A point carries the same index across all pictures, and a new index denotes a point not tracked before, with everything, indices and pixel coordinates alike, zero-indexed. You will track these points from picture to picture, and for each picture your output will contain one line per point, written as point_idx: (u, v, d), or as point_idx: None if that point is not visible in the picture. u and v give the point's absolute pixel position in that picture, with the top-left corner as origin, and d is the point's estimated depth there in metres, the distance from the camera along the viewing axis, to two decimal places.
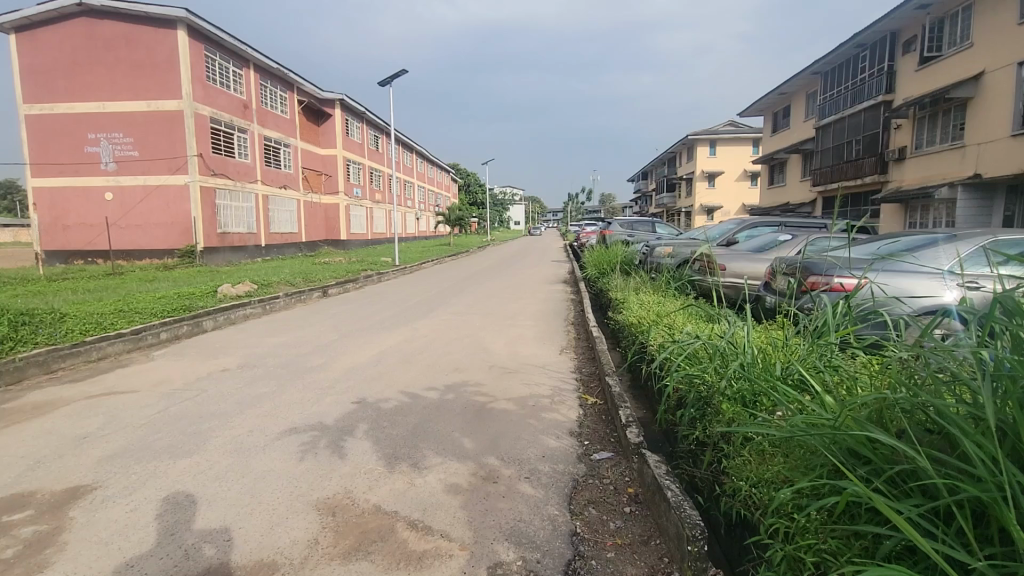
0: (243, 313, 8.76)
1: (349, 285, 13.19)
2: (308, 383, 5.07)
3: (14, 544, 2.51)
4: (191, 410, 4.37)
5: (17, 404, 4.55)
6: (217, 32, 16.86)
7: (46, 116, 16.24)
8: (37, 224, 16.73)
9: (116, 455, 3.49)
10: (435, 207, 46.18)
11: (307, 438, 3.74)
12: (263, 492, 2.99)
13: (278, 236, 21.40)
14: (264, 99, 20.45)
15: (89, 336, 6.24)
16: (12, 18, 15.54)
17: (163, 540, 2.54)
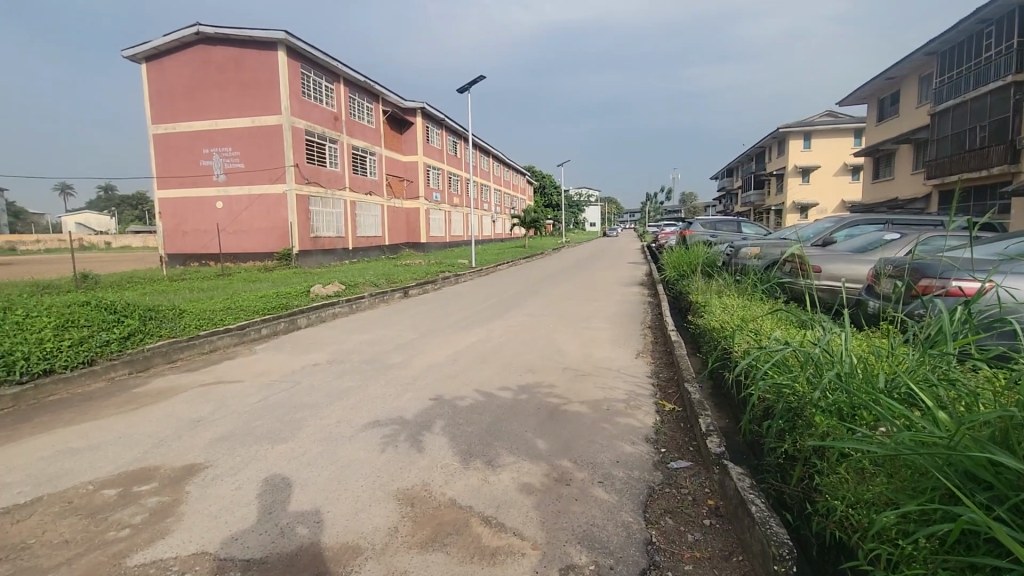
0: (332, 311, 9.38)
1: (428, 286, 13.70)
2: (390, 379, 5.33)
3: (143, 512, 2.86)
4: (286, 400, 4.75)
5: (146, 389, 5.18)
6: (311, 50, 18.21)
7: (170, 135, 18.34)
8: (162, 231, 18.92)
9: (224, 438, 3.86)
10: (511, 210, 46.74)
11: (388, 431, 3.94)
12: (349, 480, 3.18)
13: (364, 239, 22.66)
14: (353, 111, 21.77)
15: (202, 330, 6.98)
16: (143, 50, 17.69)
17: (262, 517, 2.78)
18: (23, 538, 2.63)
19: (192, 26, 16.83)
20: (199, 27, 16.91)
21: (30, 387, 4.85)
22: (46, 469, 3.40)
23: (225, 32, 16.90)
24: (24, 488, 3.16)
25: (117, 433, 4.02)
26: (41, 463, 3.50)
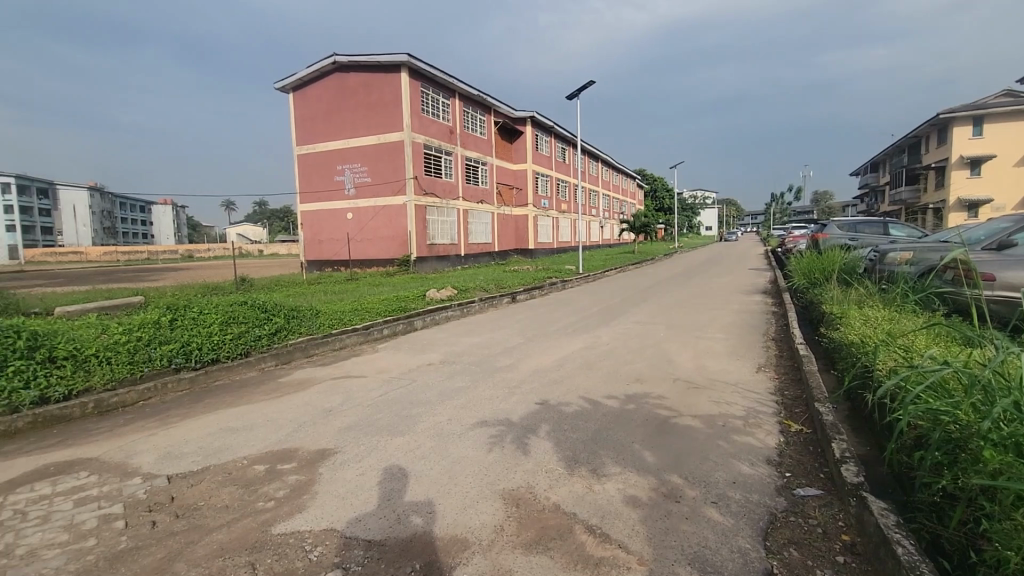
0: (446, 314, 9.90)
1: (535, 292, 13.93)
2: (497, 381, 5.49)
3: (285, 487, 3.25)
4: (403, 396, 5.10)
5: (289, 379, 5.88)
6: (431, 69, 19.46)
7: (312, 155, 20.70)
8: (303, 240, 21.36)
9: (350, 428, 4.25)
10: (620, 215, 45.83)
11: (496, 432, 4.06)
12: (458, 475, 3.33)
13: (475, 246, 23.62)
14: (467, 124, 22.84)
15: (334, 329, 7.78)
16: (291, 81, 20.14)
17: (381, 503, 3.01)
18: (195, 499, 3.12)
19: (329, 57, 18.80)
20: (335, 58, 18.84)
21: (202, 372, 5.75)
22: (211, 443, 4.01)
23: (357, 60, 18.65)
24: (196, 457, 3.75)
25: (265, 416, 4.61)
26: (208, 437, 4.13)
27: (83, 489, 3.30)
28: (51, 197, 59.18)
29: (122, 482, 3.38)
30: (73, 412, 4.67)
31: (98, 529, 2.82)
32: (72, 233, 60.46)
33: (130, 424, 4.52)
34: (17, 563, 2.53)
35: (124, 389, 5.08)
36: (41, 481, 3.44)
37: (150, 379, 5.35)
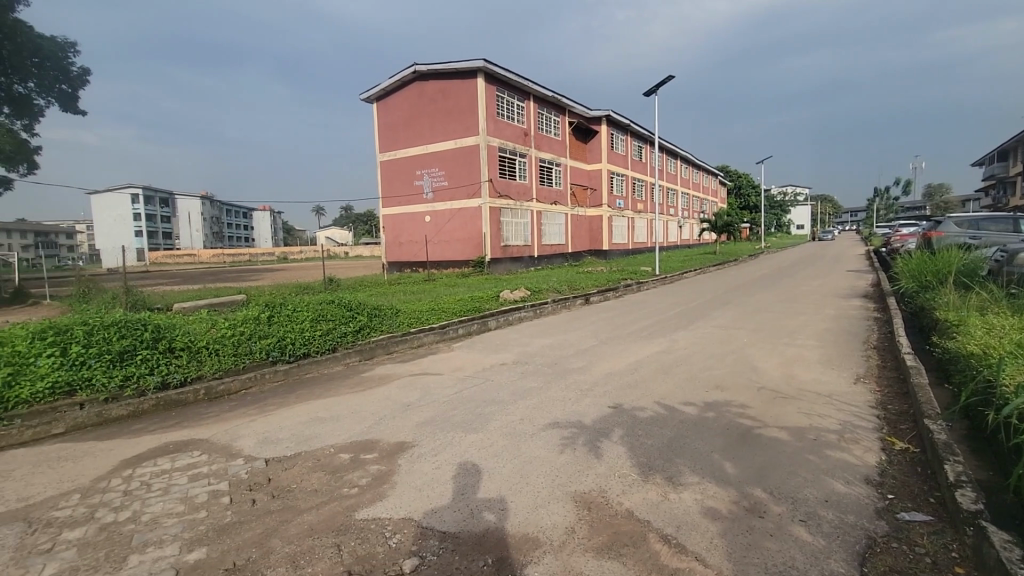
0: (519, 315, 9.99)
1: (610, 294, 13.70)
2: (569, 383, 5.46)
3: (367, 476, 3.44)
4: (476, 394, 5.22)
5: (370, 374, 6.22)
6: (506, 73, 19.72)
7: (393, 161, 21.72)
8: (385, 242, 22.46)
9: (426, 423, 4.41)
10: (701, 214, 43.92)
11: (568, 434, 4.04)
12: (530, 475, 3.35)
13: (548, 248, 23.65)
14: (541, 126, 22.92)
15: (413, 327, 8.11)
16: (375, 92, 21.25)
17: (455, 496, 3.11)
18: (289, 482, 3.39)
19: (410, 67, 19.60)
20: (415, 67, 19.62)
21: (295, 365, 6.23)
22: (302, 431, 4.32)
23: (436, 68, 19.30)
24: (290, 443, 4.07)
25: (349, 408, 4.91)
26: (300, 425, 4.46)
27: (195, 466, 3.69)
28: (171, 206, 66.50)
29: (228, 462, 3.75)
30: (188, 397, 5.23)
31: (208, 502, 3.14)
32: (188, 238, 67.59)
33: (234, 410, 5.00)
34: (143, 527, 2.88)
35: (229, 378, 5.62)
36: (162, 456, 3.89)
37: (250, 370, 5.88)
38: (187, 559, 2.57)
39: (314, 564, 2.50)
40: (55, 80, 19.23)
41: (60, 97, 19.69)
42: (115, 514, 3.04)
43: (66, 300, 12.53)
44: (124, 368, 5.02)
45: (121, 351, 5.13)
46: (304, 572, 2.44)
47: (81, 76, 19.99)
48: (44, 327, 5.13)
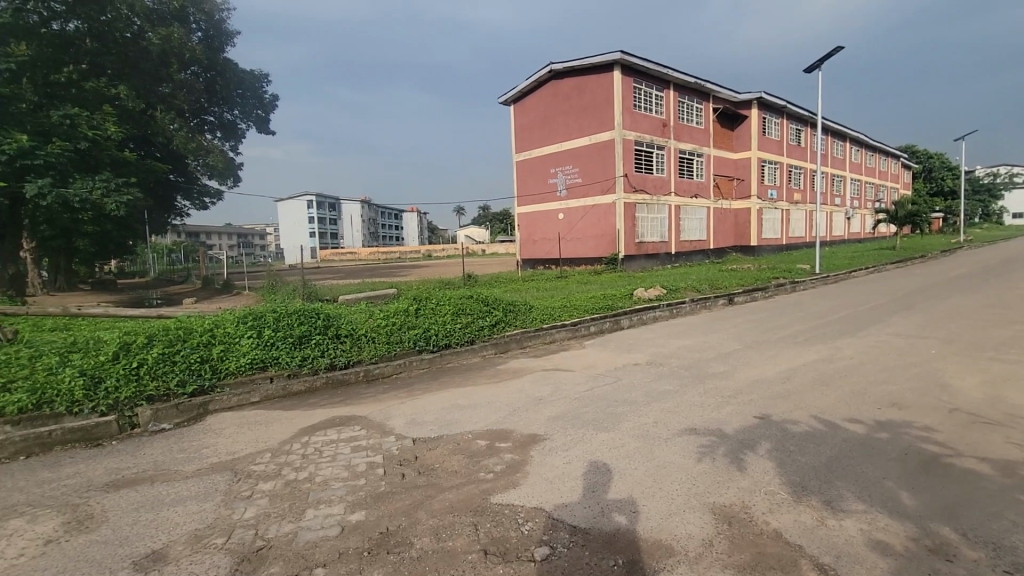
0: (653, 315, 9.64)
1: (758, 294, 12.54)
2: (709, 389, 5.13)
3: (502, 463, 3.61)
4: (609, 393, 5.16)
5: (505, 367, 6.49)
6: (644, 62, 19.09)
7: (529, 161, 22.33)
8: (520, 240, 23.19)
9: (558, 418, 4.48)
10: (876, 203, 38.06)
11: (707, 442, 3.81)
12: (665, 480, 3.24)
13: (687, 244, 22.42)
14: (682, 115, 21.74)
15: (545, 323, 8.29)
16: (512, 94, 22.02)
17: (586, 493, 3.12)
18: (432, 461, 3.69)
19: (546, 66, 19.92)
20: (551, 66, 19.90)
21: (438, 354, 6.76)
22: (444, 416, 4.67)
23: (572, 65, 19.35)
24: (434, 426, 4.42)
25: (486, 398, 5.17)
26: (442, 411, 4.82)
27: (356, 439, 4.19)
28: (338, 210, 75.91)
29: (383, 437, 4.20)
30: (350, 377, 5.98)
31: (366, 472, 3.55)
32: (351, 238, 76.64)
33: (387, 392, 5.59)
34: (316, 487, 3.35)
35: (383, 363, 6.29)
36: (331, 428, 4.50)
37: (400, 356, 6.51)
38: (349, 518, 2.94)
39: (455, 539, 2.70)
40: (252, 106, 23.01)
41: (257, 121, 23.51)
42: (295, 472, 3.59)
43: (259, 292, 15.01)
44: (303, 349, 5.89)
45: (300, 335, 6.01)
46: (445, 544, 2.65)
47: (271, 101, 23.67)
48: (244, 313, 6.19)
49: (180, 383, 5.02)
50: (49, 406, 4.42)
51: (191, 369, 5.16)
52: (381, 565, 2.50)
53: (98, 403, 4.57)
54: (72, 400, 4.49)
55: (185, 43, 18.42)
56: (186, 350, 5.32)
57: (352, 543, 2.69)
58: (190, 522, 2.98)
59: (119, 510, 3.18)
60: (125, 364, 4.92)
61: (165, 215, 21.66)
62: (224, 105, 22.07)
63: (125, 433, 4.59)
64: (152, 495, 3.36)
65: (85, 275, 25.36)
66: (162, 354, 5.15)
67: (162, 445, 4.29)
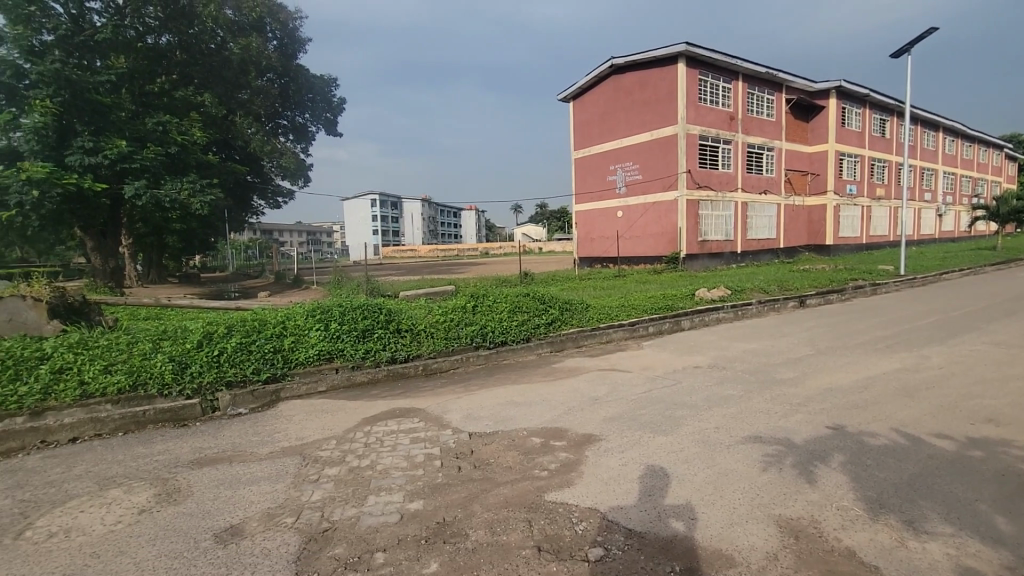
0: (716, 316, 9.29)
1: (832, 296, 11.78)
2: (777, 395, 4.88)
3: (557, 461, 3.60)
4: (668, 395, 5.03)
5: (560, 365, 6.47)
6: (711, 53, 18.39)
7: (588, 158, 22.08)
8: (577, 238, 23.00)
9: (615, 419, 4.43)
10: (973, 198, 34.66)
11: (772, 451, 3.63)
12: (727, 488, 3.12)
13: (755, 242, 21.40)
14: (751, 107, 20.75)
15: (602, 322, 8.18)
16: (572, 91, 21.86)
17: (642, 497, 3.06)
18: (488, 456, 3.75)
19: (607, 61, 19.63)
20: (612, 61, 19.57)
21: (494, 351, 6.83)
22: (501, 412, 4.72)
23: (634, 59, 18.96)
24: (489, 422, 4.49)
25: (541, 396, 5.18)
26: (498, 407, 4.88)
27: (415, 431, 4.32)
28: (400, 208, 78.33)
29: (440, 430, 4.31)
30: (410, 370, 6.17)
31: (424, 462, 3.66)
32: (411, 235, 78.90)
33: (445, 386, 5.72)
34: (378, 474, 3.49)
35: (441, 358, 6.44)
36: (391, 419, 4.67)
37: (458, 352, 6.64)
38: (408, 507, 3.04)
39: (509, 533, 2.73)
40: (322, 110, 24.15)
41: (326, 123, 24.62)
42: (358, 460, 3.75)
43: (326, 286, 15.76)
44: (366, 342, 6.13)
45: (363, 328, 6.26)
46: (500, 538, 2.69)
47: (339, 104, 24.75)
48: (313, 307, 6.53)
49: (255, 371, 5.37)
50: (144, 387, 4.87)
51: (265, 358, 5.50)
52: (438, 554, 2.57)
53: (184, 387, 4.98)
54: (162, 382, 4.92)
55: (262, 51, 19.75)
56: (261, 340, 5.68)
57: (410, 531, 2.79)
58: (264, 501, 3.19)
59: (202, 485, 3.46)
60: (207, 352, 5.32)
61: (243, 213, 23.19)
62: (296, 109, 23.35)
63: (207, 415, 4.96)
64: (231, 473, 3.62)
65: (174, 269, 27.67)
66: (239, 344, 5.53)
67: (240, 428, 4.61)
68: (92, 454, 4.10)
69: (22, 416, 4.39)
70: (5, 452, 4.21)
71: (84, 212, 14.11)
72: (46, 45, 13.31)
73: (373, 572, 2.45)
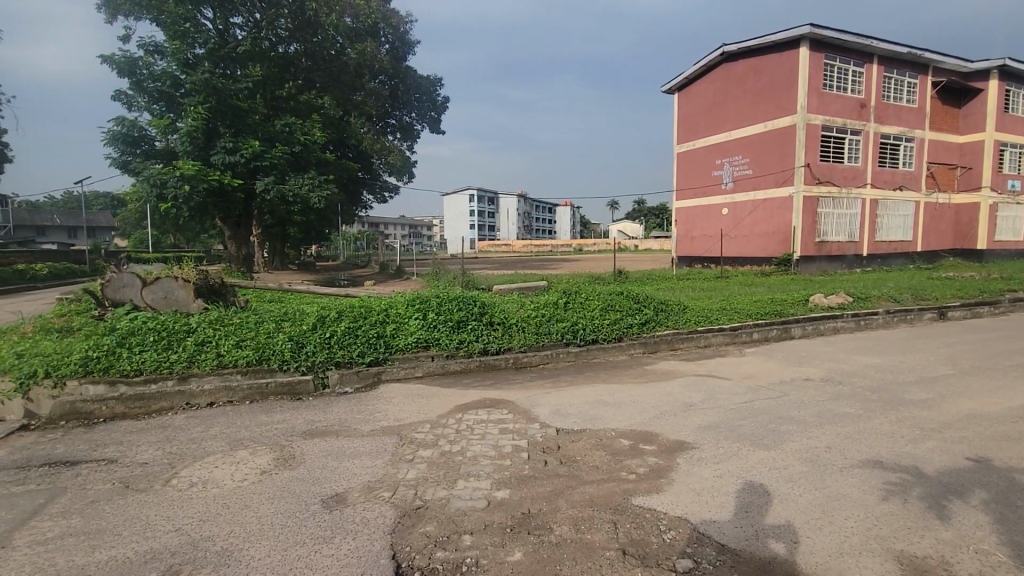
0: (833, 325, 8.45)
1: (982, 308, 10.19)
2: (905, 418, 4.34)
3: (646, 466, 3.51)
4: (773, 408, 4.66)
5: (654, 368, 6.26)
6: (840, 35, 16.69)
7: (692, 152, 21.05)
8: (677, 236, 22.05)
9: (711, 427, 4.20)
10: None
11: (895, 479, 3.24)
12: (838, 514, 2.84)
13: (884, 244, 19.12)
14: (886, 93, 18.53)
15: (700, 325, 7.79)
16: (677, 81, 20.98)
17: (738, 513, 2.88)
18: (574, 453, 3.74)
19: (718, 48, 18.55)
20: (724, 48, 18.46)
21: (585, 349, 6.78)
22: (589, 411, 4.68)
23: (748, 45, 17.74)
24: (577, 419, 4.47)
25: (632, 398, 5.05)
26: (586, 405, 4.85)
27: (504, 422, 4.42)
28: (496, 203, 80.07)
29: (527, 424, 4.37)
30: (501, 363, 6.31)
31: (511, 454, 3.73)
32: (506, 230, 80.34)
33: (535, 381, 5.78)
34: (467, 460, 3.62)
35: (532, 352, 6.50)
36: (482, 409, 4.81)
37: (548, 347, 6.67)
38: (495, 495, 3.12)
39: (593, 533, 2.71)
40: (427, 109, 25.35)
41: (431, 122, 25.87)
42: (449, 445, 3.92)
43: (425, 278, 16.52)
44: (460, 333, 6.38)
45: (458, 320, 6.52)
46: (584, 536, 2.68)
47: (443, 103, 25.81)
48: (413, 297, 6.89)
49: (360, 354, 5.79)
50: (267, 361, 5.46)
51: (370, 343, 5.92)
52: (522, 543, 2.62)
53: (300, 363, 5.52)
54: (282, 359, 5.49)
55: (375, 55, 21.20)
56: (366, 326, 6.11)
57: (496, 518, 2.86)
58: (364, 474, 3.45)
59: (313, 454, 3.81)
60: (320, 333, 5.83)
61: (354, 207, 25.03)
62: (404, 109, 24.75)
63: (318, 392, 5.45)
64: (337, 446, 3.96)
65: (293, 256, 30.60)
66: (348, 327, 6.00)
67: (346, 405, 5.01)
68: (226, 417, 4.69)
69: (172, 379, 5.13)
70: (159, 410, 4.95)
71: (224, 204, 16.05)
72: (197, 57, 15.22)
73: (460, 552, 2.56)
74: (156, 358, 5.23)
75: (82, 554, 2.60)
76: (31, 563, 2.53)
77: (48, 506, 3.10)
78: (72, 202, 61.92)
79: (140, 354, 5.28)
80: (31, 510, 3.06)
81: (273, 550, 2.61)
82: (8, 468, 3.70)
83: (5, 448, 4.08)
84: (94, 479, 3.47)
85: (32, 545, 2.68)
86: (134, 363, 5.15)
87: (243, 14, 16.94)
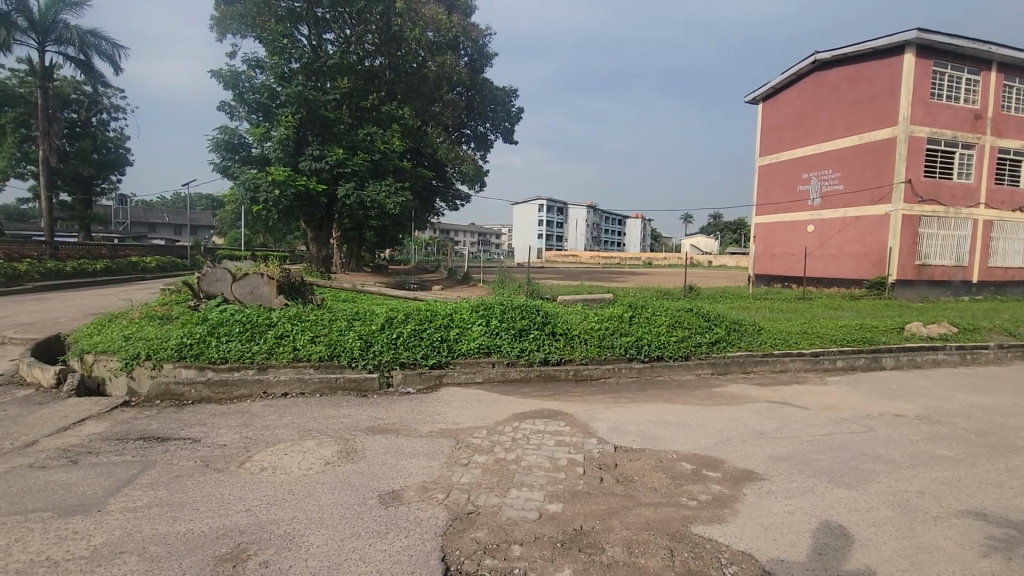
0: (932, 358, 7.66)
1: None
2: (1016, 467, 3.81)
3: (709, 493, 3.32)
4: (856, 444, 4.26)
5: (722, 391, 5.92)
6: (952, 40, 15.34)
7: (775, 165, 19.94)
8: (755, 253, 20.95)
9: (782, 459, 3.91)
10: None
11: (1000, 535, 2.85)
12: (927, 567, 2.54)
13: (999, 271, 17.11)
14: (1006, 103, 16.68)
15: (776, 349, 7.32)
16: (763, 91, 20.12)
17: (812, 554, 2.65)
18: (633, 473, 3.61)
19: (810, 56, 17.59)
20: (816, 56, 17.51)
21: (648, 365, 6.56)
22: (649, 430, 4.52)
23: (844, 52, 16.71)
24: (637, 438, 4.32)
25: (698, 420, 4.82)
26: (646, 424, 4.67)
27: (561, 434, 4.36)
28: (565, 213, 79.99)
29: (584, 438, 4.27)
30: (561, 374, 6.25)
31: (566, 467, 3.66)
32: (574, 240, 79.86)
33: (595, 395, 5.67)
34: (521, 469, 3.60)
35: (593, 365, 6.40)
36: (539, 419, 4.76)
37: (611, 362, 6.53)
38: (547, 508, 3.07)
39: (646, 558, 2.59)
40: (501, 119, 25.91)
41: (504, 132, 26.40)
42: (505, 453, 3.91)
43: (492, 285, 16.70)
44: (521, 342, 6.37)
45: (520, 328, 6.52)
46: (636, 560, 2.57)
47: (516, 113, 26.23)
48: (477, 303, 6.95)
49: (424, 356, 5.95)
50: (337, 358, 5.75)
51: (433, 346, 6.07)
52: (571, 560, 2.55)
53: (368, 362, 5.76)
54: (351, 356, 5.76)
55: (453, 68, 22.02)
56: (431, 329, 6.26)
57: (548, 532, 2.80)
58: (420, 473, 3.52)
59: (372, 450, 3.94)
60: (388, 334, 6.05)
61: (427, 214, 25.86)
62: (479, 119, 25.52)
63: (382, 389, 5.64)
64: (395, 444, 4.08)
65: (368, 258, 32.05)
66: (414, 329, 6.17)
67: (408, 405, 5.16)
68: (297, 408, 4.96)
69: (253, 368, 5.54)
70: (239, 396, 5.32)
71: (309, 207, 17.20)
72: (292, 71, 16.23)
73: (508, 562, 2.53)
74: (240, 348, 5.66)
75: (164, 524, 2.83)
76: (121, 527, 2.79)
77: (139, 476, 3.42)
78: (181, 203, 68.65)
79: (226, 343, 5.74)
80: (125, 479, 3.38)
81: (331, 539, 2.70)
82: (110, 439, 4.11)
83: (110, 420, 4.55)
84: (179, 455, 3.78)
85: (123, 512, 2.95)
86: (221, 352, 5.60)
87: (334, 31, 18.32)
